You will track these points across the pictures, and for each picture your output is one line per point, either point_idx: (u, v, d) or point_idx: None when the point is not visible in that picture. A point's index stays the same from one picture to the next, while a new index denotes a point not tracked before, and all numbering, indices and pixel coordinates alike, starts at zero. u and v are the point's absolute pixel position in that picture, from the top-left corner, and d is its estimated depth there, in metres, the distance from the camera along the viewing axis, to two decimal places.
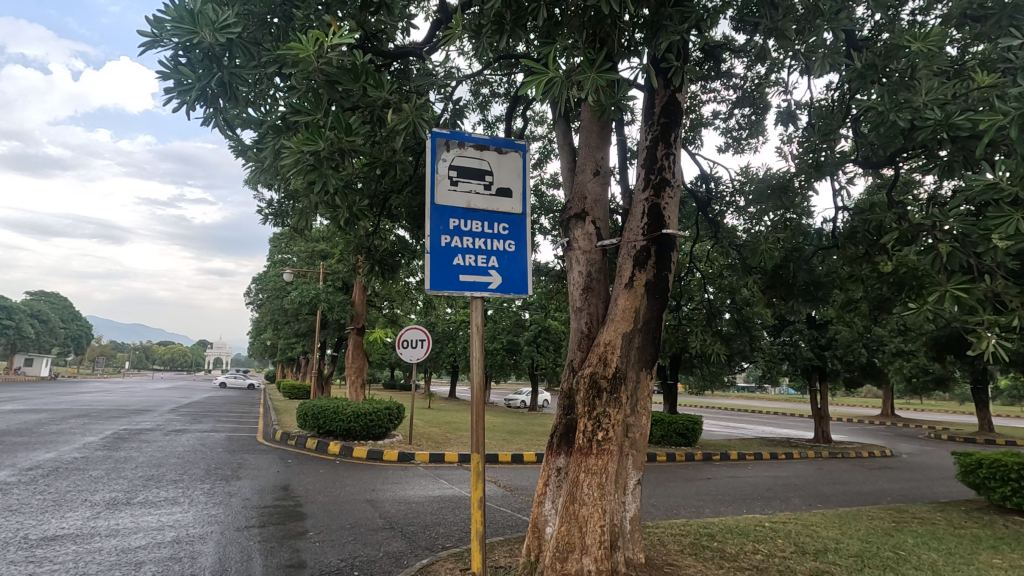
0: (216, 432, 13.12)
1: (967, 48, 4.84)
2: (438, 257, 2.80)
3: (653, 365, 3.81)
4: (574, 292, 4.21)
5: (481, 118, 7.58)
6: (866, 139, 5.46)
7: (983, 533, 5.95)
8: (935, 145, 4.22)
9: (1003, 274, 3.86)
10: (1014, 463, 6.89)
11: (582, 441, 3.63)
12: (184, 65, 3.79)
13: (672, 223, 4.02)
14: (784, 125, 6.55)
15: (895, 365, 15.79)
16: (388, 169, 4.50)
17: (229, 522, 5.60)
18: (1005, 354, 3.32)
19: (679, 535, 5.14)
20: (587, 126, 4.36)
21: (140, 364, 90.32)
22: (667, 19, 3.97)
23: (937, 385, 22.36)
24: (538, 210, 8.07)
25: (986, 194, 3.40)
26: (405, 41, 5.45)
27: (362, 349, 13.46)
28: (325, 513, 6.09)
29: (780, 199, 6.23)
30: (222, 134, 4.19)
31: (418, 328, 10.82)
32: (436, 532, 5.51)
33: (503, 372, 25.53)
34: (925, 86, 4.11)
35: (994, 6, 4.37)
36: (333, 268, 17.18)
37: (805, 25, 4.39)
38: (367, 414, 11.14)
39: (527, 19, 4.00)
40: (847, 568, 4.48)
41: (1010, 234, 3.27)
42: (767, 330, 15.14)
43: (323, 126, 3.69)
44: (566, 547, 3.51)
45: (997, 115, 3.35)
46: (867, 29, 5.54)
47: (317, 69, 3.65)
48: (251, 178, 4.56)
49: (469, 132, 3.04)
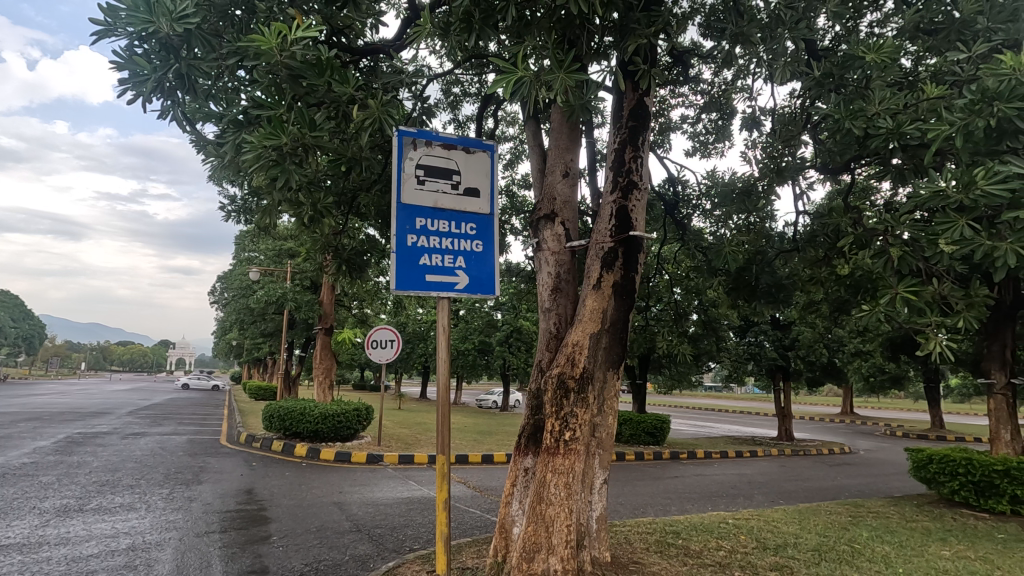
0: (176, 435, 12.69)
1: (920, 61, 5.00)
2: (403, 257, 2.77)
3: (620, 366, 3.87)
4: (543, 293, 4.23)
5: (451, 117, 7.54)
6: (824, 145, 5.60)
7: (933, 526, 6.20)
8: (888, 153, 4.40)
9: (951, 278, 4.01)
10: (962, 458, 7.19)
11: (549, 441, 3.63)
12: (140, 55, 3.66)
13: (639, 226, 4.06)
14: (748, 131, 6.70)
15: (854, 364, 16.34)
16: (354, 166, 4.48)
17: (189, 528, 5.44)
18: (951, 354, 3.47)
19: (645, 534, 5.18)
20: (557, 127, 4.38)
21: (99, 365, 86.96)
22: (635, 22, 4.06)
23: (893, 384, 23.25)
24: (509, 210, 8.06)
25: (932, 202, 3.50)
26: (373, 38, 5.34)
27: (331, 349, 13.22)
28: (290, 517, 5.96)
29: (743, 202, 6.44)
30: (180, 128, 4.06)
31: (387, 328, 10.67)
32: (404, 533, 5.46)
33: (474, 372, 25.47)
34: (879, 95, 4.26)
35: (945, 21, 4.57)
36: (301, 267, 16.84)
37: (767, 33, 4.51)
38: (335, 415, 10.95)
39: (496, 18, 3.98)
40: (805, 562, 4.61)
41: (956, 239, 3.35)
42: (733, 331, 15.48)
43: (285, 121, 3.60)
44: (532, 546, 3.51)
45: (944, 125, 3.50)
46: (827, 40, 5.71)
47: (280, 63, 3.56)
48: (213, 173, 4.44)
49: (437, 132, 3.01)
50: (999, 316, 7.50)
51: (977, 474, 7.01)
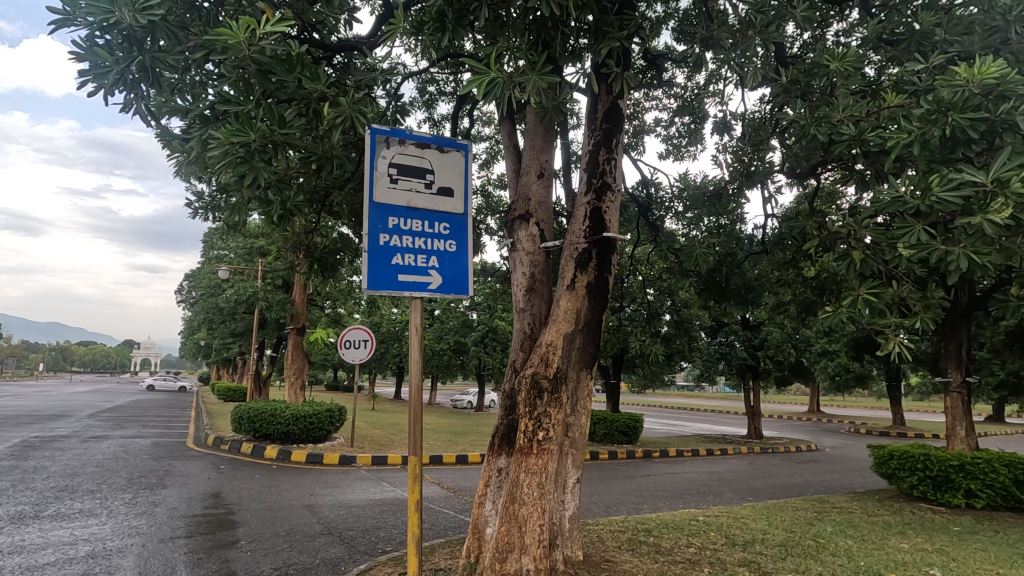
0: (140, 438, 12.31)
1: (883, 70, 5.16)
2: (375, 256, 2.74)
3: (593, 366, 3.90)
4: (517, 293, 4.23)
5: (427, 116, 7.49)
6: (792, 150, 5.74)
7: (893, 520, 6.41)
8: (852, 159, 4.53)
9: (909, 281, 4.15)
10: (920, 454, 7.46)
11: (522, 441, 3.64)
12: (101, 46, 3.54)
13: (613, 226, 4.10)
14: (719, 135, 6.83)
15: (820, 364, 16.80)
16: (324, 165, 4.43)
17: (153, 533, 5.29)
18: (908, 354, 3.59)
19: (617, 532, 5.24)
20: (532, 128, 4.39)
21: (59, 366, 83.60)
22: (608, 25, 4.11)
23: (857, 382, 23.95)
24: (484, 210, 8.05)
25: (892, 207, 3.57)
26: (346, 34, 5.26)
27: (303, 350, 12.99)
28: (259, 521, 5.85)
29: (714, 205, 6.57)
30: (144, 122, 3.93)
31: (360, 328, 10.54)
32: (376, 536, 5.41)
33: (449, 372, 25.35)
34: (842, 103, 4.40)
35: (905, 32, 4.72)
36: (272, 266, 16.54)
37: (738, 38, 4.61)
38: (306, 417, 10.77)
39: (469, 18, 3.96)
40: (772, 557, 4.71)
41: (913, 243, 3.46)
42: (705, 331, 15.76)
43: (253, 117, 3.52)
44: (505, 547, 3.51)
45: (902, 133, 3.61)
46: (796, 47, 5.85)
47: (248, 57, 3.47)
48: (180, 169, 4.32)
49: (410, 130, 2.98)
50: (955, 317, 7.80)
51: (934, 469, 7.28)
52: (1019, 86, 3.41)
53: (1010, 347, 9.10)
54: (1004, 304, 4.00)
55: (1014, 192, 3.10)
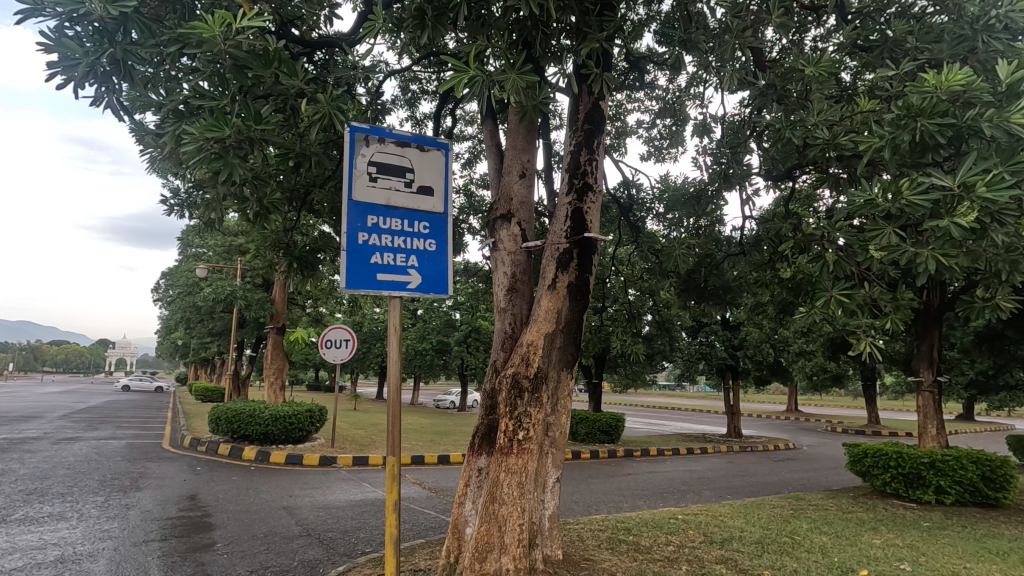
0: (114, 439, 12.06)
1: (857, 76, 5.27)
2: (354, 255, 2.71)
3: (573, 365, 3.91)
4: (498, 292, 4.23)
5: (409, 114, 7.45)
6: (768, 154, 5.83)
7: (867, 516, 6.55)
8: (826, 162, 4.61)
9: (880, 282, 4.23)
10: (893, 452, 7.62)
11: (502, 441, 3.64)
12: (71, 37, 3.46)
13: (594, 227, 4.12)
14: (700, 137, 6.89)
15: (798, 364, 17.06)
16: (302, 162, 4.38)
17: (126, 537, 5.19)
18: (879, 354, 3.67)
19: (598, 530, 5.28)
20: (514, 127, 4.39)
21: (28, 366, 81.26)
22: (589, 27, 4.13)
23: (834, 381, 24.42)
24: (467, 209, 8.02)
25: (864, 210, 3.63)
26: (327, 31, 5.20)
27: (283, 349, 12.81)
28: (236, 523, 5.76)
29: (693, 206, 6.62)
30: (115, 116, 3.84)
31: (341, 328, 10.42)
32: (356, 537, 5.36)
33: (432, 372, 25.26)
34: (817, 107, 4.49)
35: (879, 39, 4.84)
36: (252, 265, 16.30)
37: (717, 42, 4.66)
38: (286, 417, 10.63)
39: (450, 16, 3.95)
40: (748, 554, 4.78)
41: (884, 245, 3.53)
42: (686, 331, 15.92)
43: (229, 113, 3.46)
44: (484, 547, 3.51)
45: (874, 138, 3.70)
46: (775, 52, 5.94)
47: (224, 51, 3.40)
48: (154, 164, 4.24)
49: (390, 128, 2.96)
50: (927, 318, 7.99)
51: (906, 467, 7.44)
52: (983, 94, 3.47)
53: (979, 348, 9.34)
54: (970, 306, 4.10)
55: (981, 197, 3.19)
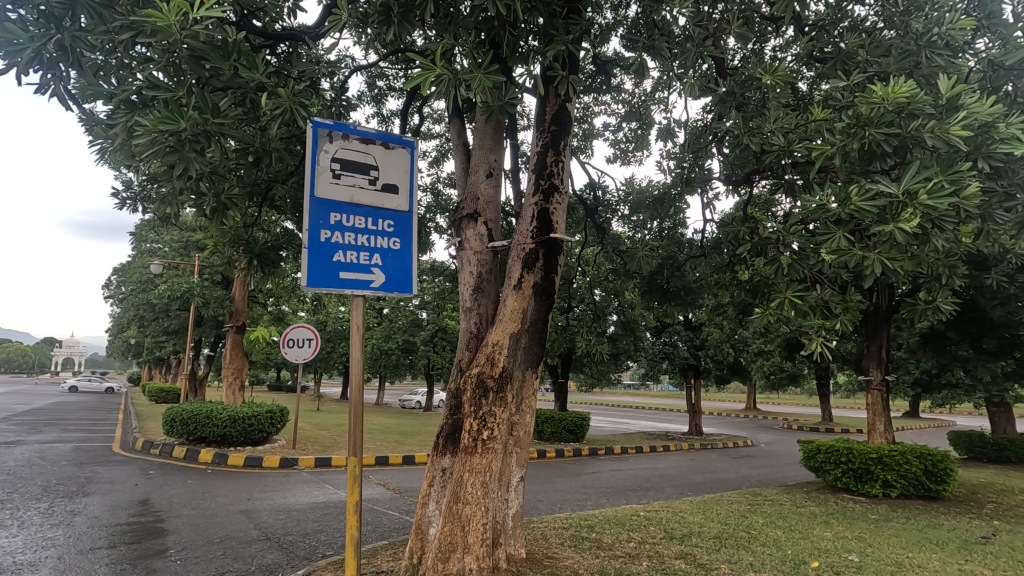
0: (60, 442, 11.50)
1: (813, 86, 5.47)
2: (315, 252, 2.67)
3: (538, 365, 3.93)
4: (464, 292, 4.23)
5: (376, 111, 7.36)
6: (728, 159, 6.00)
7: (819, 510, 6.81)
8: (782, 169, 4.77)
9: (831, 284, 4.40)
10: (844, 448, 7.92)
11: (467, 441, 3.64)
12: (14, 21, 3.29)
13: (560, 227, 4.15)
14: (664, 141, 7.03)
15: (757, 363, 17.58)
16: (262, 158, 4.29)
17: (71, 544, 4.96)
18: (828, 354, 3.83)
19: (562, 529, 5.33)
20: (482, 127, 4.39)
21: None
22: (556, 29, 4.16)
23: (791, 380, 25.24)
24: (433, 207, 7.97)
25: (816, 215, 3.78)
26: (290, 23, 5.08)
27: (243, 349, 12.45)
28: (191, 528, 5.58)
29: (657, 208, 6.74)
30: (63, 105, 3.66)
31: (304, 326, 10.20)
32: (317, 539, 5.26)
33: (397, 372, 24.98)
34: (774, 115, 4.65)
35: (832, 52, 5.06)
36: (210, 261, 15.78)
37: (680, 50, 4.77)
38: (245, 418, 10.33)
39: (416, 13, 3.91)
40: (706, 549, 4.90)
41: (834, 249, 3.67)
42: (650, 331, 16.19)
43: (184, 105, 3.35)
44: (447, 547, 3.50)
45: (826, 145, 3.84)
46: (737, 60, 6.10)
47: (180, 41, 3.28)
48: (105, 157, 4.07)
49: (355, 125, 2.92)
50: (876, 319, 8.35)
51: (856, 462, 7.76)
52: (925, 107, 3.66)
53: (924, 348, 9.80)
54: (914, 308, 4.30)
55: (922, 204, 3.35)
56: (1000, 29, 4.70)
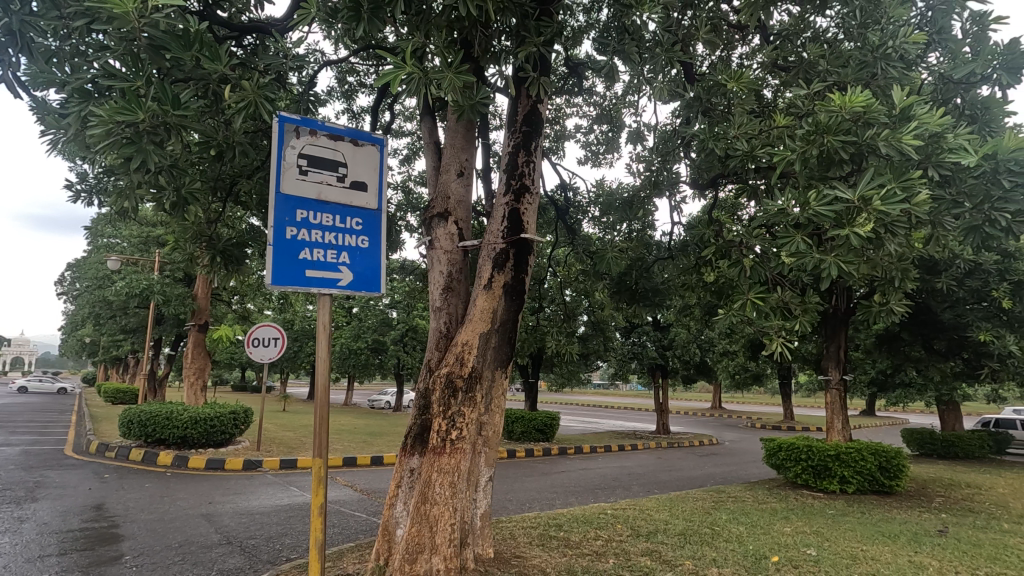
0: (7, 446, 10.96)
1: (776, 93, 5.63)
2: (281, 250, 2.61)
3: (507, 365, 3.94)
4: (434, 291, 4.20)
5: (346, 107, 7.25)
6: (694, 163, 6.12)
7: (779, 506, 7.01)
8: (746, 174, 4.90)
9: (792, 286, 4.54)
10: (804, 445, 8.17)
11: (435, 441, 3.62)
12: None
13: (530, 227, 4.16)
14: (633, 144, 7.13)
15: (722, 363, 17.98)
16: (225, 151, 4.18)
17: (18, 553, 4.73)
18: (787, 354, 3.95)
19: (530, 528, 5.36)
20: (453, 126, 4.38)
21: None
22: (527, 30, 4.17)
23: (754, 380, 25.90)
24: (404, 206, 7.90)
25: (776, 219, 3.90)
26: (257, 15, 4.96)
27: (206, 348, 12.08)
28: (148, 533, 5.40)
29: (626, 210, 6.83)
30: (11, 91, 3.49)
31: (270, 325, 9.97)
32: (280, 543, 5.15)
33: (366, 372, 24.67)
34: (739, 121, 4.76)
35: (795, 60, 5.24)
36: (172, 258, 15.28)
37: (650, 54, 4.85)
38: (207, 420, 10.03)
39: (387, 10, 3.87)
40: (671, 546, 4.99)
41: (794, 252, 3.79)
42: (619, 331, 16.40)
43: (142, 96, 3.23)
44: (414, 547, 3.47)
45: (788, 151, 3.96)
46: (705, 66, 6.22)
47: (139, 30, 3.16)
48: (57, 146, 3.89)
49: (323, 121, 2.87)
50: (835, 321, 8.64)
51: (815, 459, 8.01)
52: (880, 116, 3.79)
53: (880, 349, 10.18)
54: (869, 310, 4.47)
55: (877, 210, 3.48)
56: (950, 44, 4.95)
